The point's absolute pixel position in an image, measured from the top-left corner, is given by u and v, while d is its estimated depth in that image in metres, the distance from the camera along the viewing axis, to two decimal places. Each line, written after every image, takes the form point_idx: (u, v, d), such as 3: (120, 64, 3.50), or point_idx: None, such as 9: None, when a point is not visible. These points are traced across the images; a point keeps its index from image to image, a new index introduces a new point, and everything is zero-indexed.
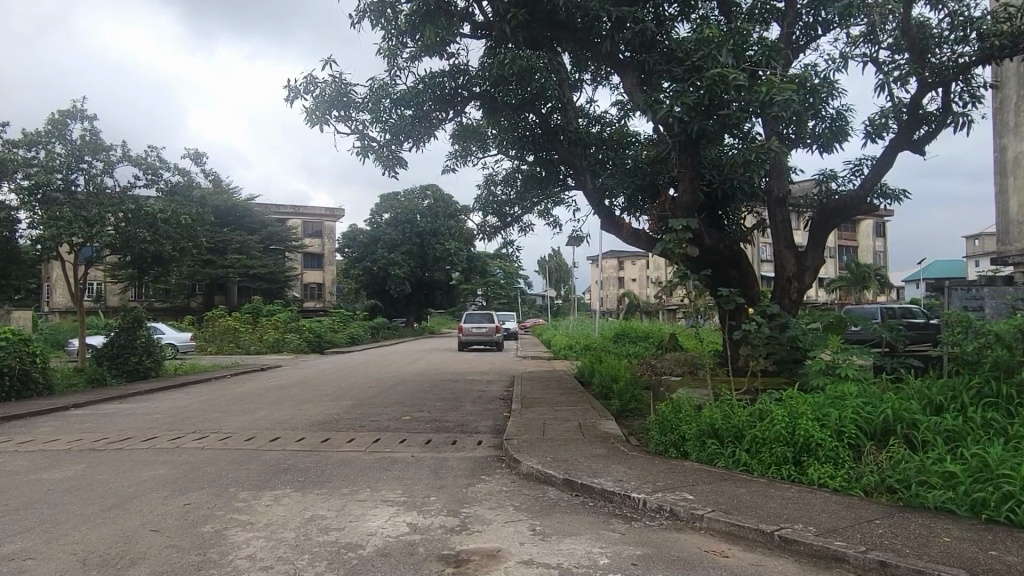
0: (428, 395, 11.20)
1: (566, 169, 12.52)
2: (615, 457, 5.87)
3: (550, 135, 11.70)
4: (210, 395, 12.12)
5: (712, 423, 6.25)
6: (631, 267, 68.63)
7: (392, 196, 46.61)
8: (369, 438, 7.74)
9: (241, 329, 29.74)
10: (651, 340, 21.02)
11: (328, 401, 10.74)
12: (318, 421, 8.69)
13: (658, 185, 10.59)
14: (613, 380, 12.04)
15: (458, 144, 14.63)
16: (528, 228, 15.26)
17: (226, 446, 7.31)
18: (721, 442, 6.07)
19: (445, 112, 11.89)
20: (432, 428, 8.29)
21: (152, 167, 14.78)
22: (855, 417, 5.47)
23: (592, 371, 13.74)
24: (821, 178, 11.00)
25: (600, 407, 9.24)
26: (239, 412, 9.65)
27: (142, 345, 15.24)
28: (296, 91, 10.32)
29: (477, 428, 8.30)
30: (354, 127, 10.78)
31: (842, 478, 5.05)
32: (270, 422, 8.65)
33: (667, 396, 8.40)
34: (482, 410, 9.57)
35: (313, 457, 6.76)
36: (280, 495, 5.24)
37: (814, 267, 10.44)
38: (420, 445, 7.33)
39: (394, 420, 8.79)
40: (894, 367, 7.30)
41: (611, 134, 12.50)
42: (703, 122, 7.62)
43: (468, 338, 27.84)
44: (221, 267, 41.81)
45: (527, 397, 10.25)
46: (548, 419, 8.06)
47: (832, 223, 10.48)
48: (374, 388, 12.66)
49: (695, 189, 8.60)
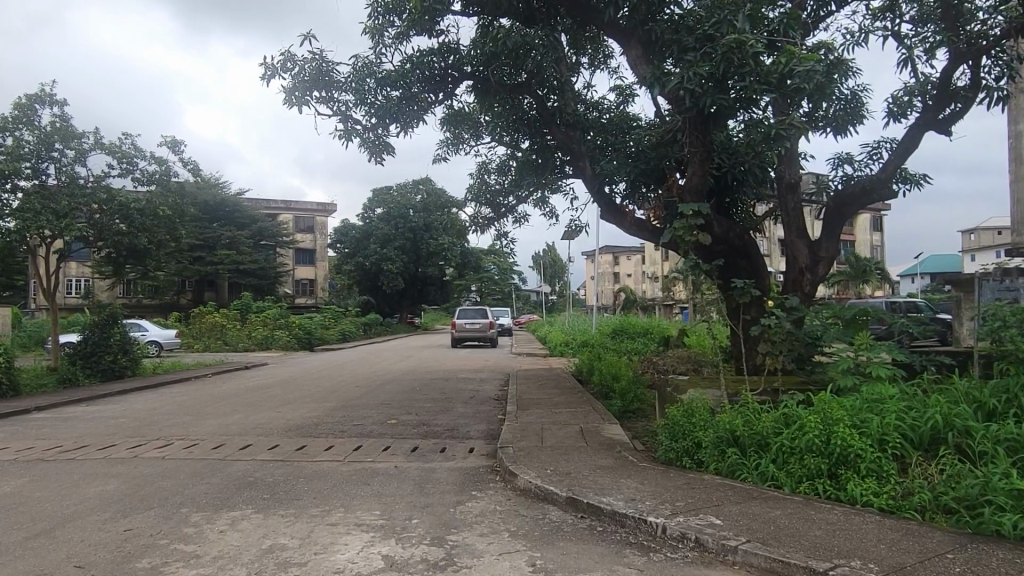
0: (417, 396, 10.49)
1: (563, 155, 11.84)
2: (625, 470, 5.19)
3: (547, 119, 11.01)
4: (186, 396, 11.39)
5: (732, 430, 5.57)
6: (627, 263, 68.00)
7: (384, 190, 45.80)
8: (350, 445, 7.04)
9: (229, 326, 28.97)
10: (650, 336, 20.33)
11: (310, 403, 10.02)
12: (294, 426, 7.97)
13: (664, 171, 9.87)
14: (614, 379, 11.34)
15: (448, 130, 13.93)
16: (524, 218, 14.57)
17: (190, 456, 6.59)
18: (744, 451, 5.40)
19: (434, 94, 11.18)
20: (420, 433, 7.60)
21: (126, 156, 14.05)
22: (899, 425, 4.80)
23: (591, 369, 13.04)
24: (835, 162, 10.18)
25: (602, 409, 8.56)
26: (211, 416, 8.92)
27: (117, 343, 14.49)
28: (273, 69, 9.61)
29: (468, 434, 7.59)
30: (336, 109, 10.10)
31: (889, 495, 4.39)
32: (243, 427, 7.92)
33: (675, 397, 7.72)
34: (475, 413, 8.87)
35: (285, 469, 6.05)
36: (238, 517, 4.52)
37: (829, 257, 9.77)
38: (405, 454, 6.64)
39: (379, 425, 8.07)
40: (926, 366, 6.63)
41: (611, 118, 11.82)
42: (715, 98, 6.93)
43: (463, 334, 27.12)
44: (210, 263, 40.94)
45: (522, 399, 9.55)
46: (547, 424, 7.37)
47: (848, 210, 9.78)
48: (361, 388, 11.93)
49: (705, 172, 7.89)
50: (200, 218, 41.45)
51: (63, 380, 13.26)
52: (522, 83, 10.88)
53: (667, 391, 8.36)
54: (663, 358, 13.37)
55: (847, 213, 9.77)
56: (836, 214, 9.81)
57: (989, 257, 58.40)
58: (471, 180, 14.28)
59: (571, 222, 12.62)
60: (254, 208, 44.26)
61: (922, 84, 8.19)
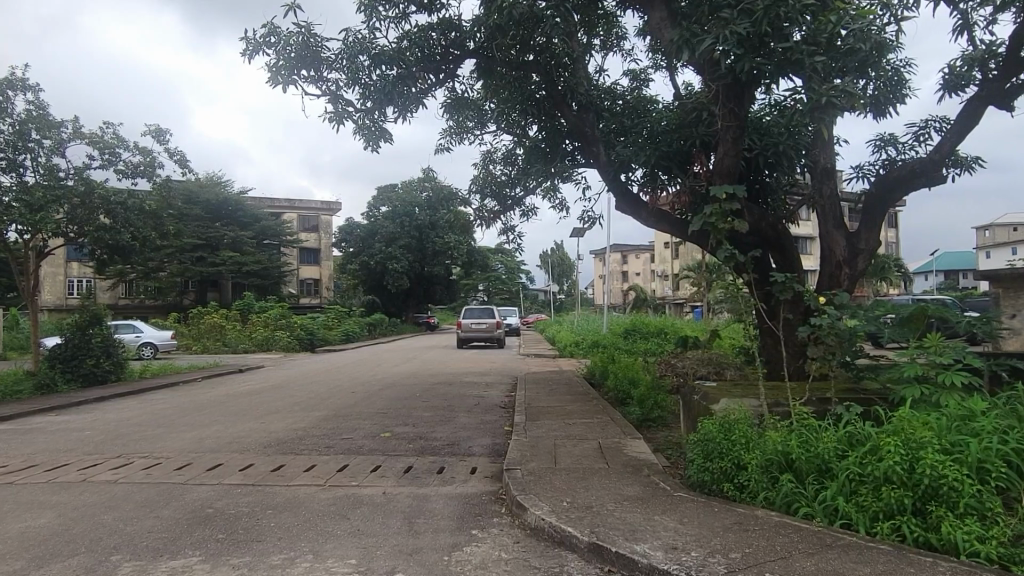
0: (416, 404, 9.58)
1: (574, 141, 10.94)
2: (658, 501, 4.29)
3: (557, 100, 10.11)
4: (169, 404, 10.53)
5: (785, 453, 4.64)
6: (636, 262, 67.00)
7: (389, 189, 44.89)
8: (334, 464, 6.13)
9: (228, 328, 28.15)
10: (666, 337, 19.38)
11: (298, 413, 9.11)
12: (275, 442, 7.05)
13: (687, 155, 8.92)
14: (632, 385, 10.39)
15: (452, 118, 13.06)
16: (532, 211, 13.64)
17: (147, 479, 5.68)
18: (799, 476, 4.50)
19: (435, 73, 10.26)
20: (416, 450, 6.68)
21: (108, 146, 13.24)
22: (1003, 451, 3.88)
23: (605, 373, 12.11)
24: (876, 145, 9.18)
25: (621, 419, 7.61)
26: (186, 429, 8.01)
27: (100, 346, 13.62)
28: (255, 45, 8.73)
29: (470, 450, 6.66)
30: (326, 88, 9.22)
31: (1000, 541, 3.47)
32: (217, 443, 7.02)
33: (705, 406, 6.82)
34: (478, 424, 7.94)
35: (254, 496, 5.14)
36: (178, 570, 3.61)
37: (870, 251, 8.82)
38: (397, 476, 5.72)
39: (371, 439, 7.15)
40: (1002, 374, 5.69)
41: (627, 100, 10.86)
42: (754, 60, 6.08)
43: (468, 335, 26.21)
44: (214, 263, 40.11)
45: (532, 407, 8.62)
46: (560, 439, 6.43)
47: (891, 198, 8.82)
48: (357, 394, 11.02)
49: (739, 152, 6.97)
50: (201, 218, 40.65)
51: (40, 387, 12.40)
52: (529, 60, 9.97)
53: (694, 398, 7.47)
54: (683, 360, 12.43)
55: (890, 202, 8.84)
56: (877, 203, 8.87)
57: (1006, 254, 57.22)
58: (476, 170, 13.39)
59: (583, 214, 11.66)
60: (257, 207, 43.47)
61: (984, 51, 7.25)
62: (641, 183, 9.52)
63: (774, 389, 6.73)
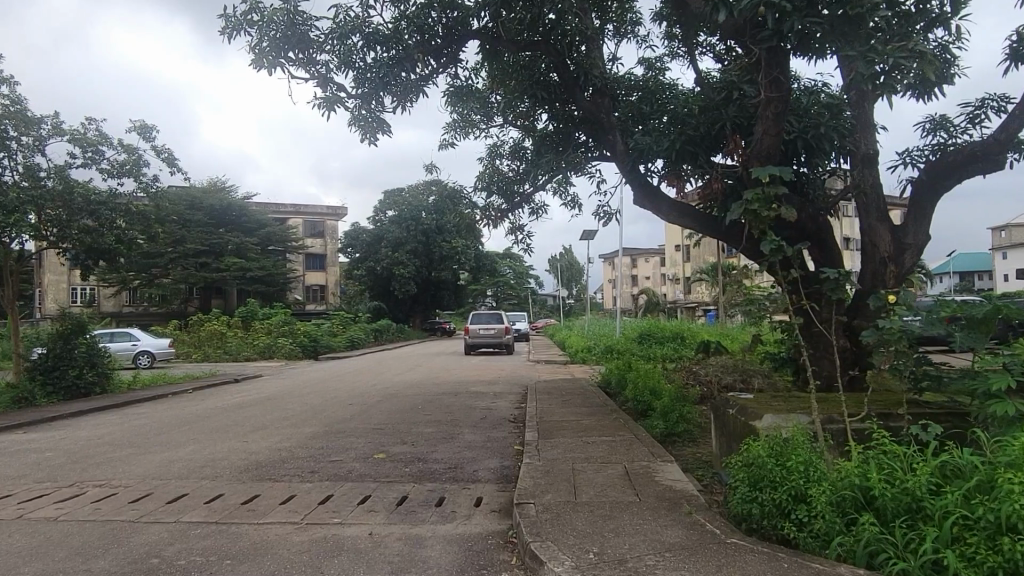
0: (417, 418, 8.72)
1: (586, 130, 10.11)
2: (710, 553, 3.44)
3: (569, 85, 9.28)
4: (149, 419, 9.69)
5: (865, 488, 3.75)
6: (644, 265, 66.03)
7: (396, 192, 44.05)
8: (317, 495, 5.25)
9: (228, 334, 27.39)
10: (682, 341, 18.46)
11: (287, 429, 8.25)
12: (253, 466, 6.18)
13: (716, 142, 8.02)
14: (653, 395, 9.47)
15: (455, 111, 12.26)
16: (541, 209, 12.77)
17: (95, 514, 4.83)
18: (883, 518, 3.62)
19: (436, 59, 9.49)
20: (413, 475, 5.81)
21: (91, 143, 12.47)
22: None
23: (622, 382, 11.23)
24: (924, 126, 8.29)
25: (645, 437, 6.71)
26: (158, 450, 7.14)
27: (83, 357, 12.77)
28: (236, 25, 7.91)
29: (475, 475, 5.78)
30: (315, 71, 8.44)
31: None
32: (188, 467, 6.16)
33: (744, 424, 5.94)
34: (485, 443, 7.06)
35: (213, 539, 4.26)
36: None
37: (917, 245, 8.01)
38: (388, 509, 4.83)
39: (362, 462, 6.27)
40: None
41: (644, 83, 9.93)
42: (803, 20, 5.24)
43: (475, 340, 25.34)
44: (217, 269, 39.28)
45: (544, 422, 7.72)
46: (579, 462, 5.57)
47: (943, 185, 7.92)
48: (354, 407, 10.17)
49: (781, 131, 6.07)
50: (204, 223, 39.92)
51: (17, 400, 11.57)
52: (538, 41, 9.15)
53: (727, 413, 6.60)
54: (706, 369, 11.52)
55: (941, 191, 7.98)
56: (928, 191, 8.00)
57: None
58: (482, 165, 12.54)
59: (598, 211, 10.78)
60: (262, 212, 42.70)
61: None
62: (662, 175, 8.67)
63: (824, 403, 5.86)
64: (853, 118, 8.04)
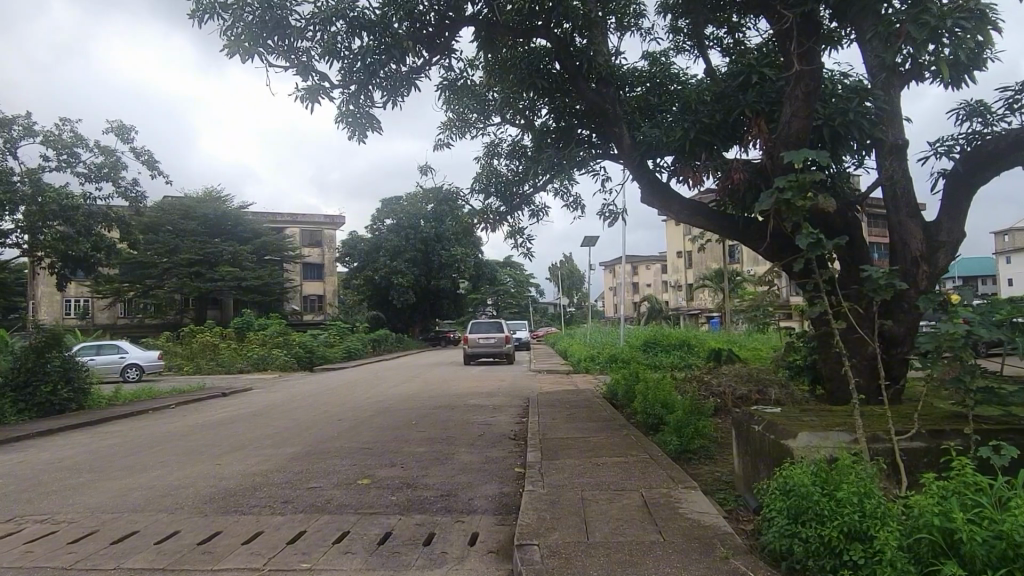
0: (410, 437, 8.00)
1: (588, 123, 9.44)
2: None
3: (571, 73, 8.55)
4: (122, 439, 8.97)
5: (944, 531, 3.06)
6: (646, 272, 65.28)
7: (393, 200, 43.35)
8: (287, 532, 4.55)
9: (222, 346, 26.68)
10: (691, 349, 17.76)
11: (265, 449, 7.53)
12: (219, 496, 5.47)
13: (731, 134, 7.37)
14: (665, 407, 8.75)
15: (451, 109, 11.60)
16: (542, 210, 12.09)
17: (23, 560, 4.12)
18: (970, 566, 2.92)
19: (428, 52, 8.87)
20: (400, 506, 5.09)
21: (65, 145, 11.83)
22: None
23: (631, 393, 10.51)
24: (957, 115, 7.62)
25: (659, 458, 6.01)
26: (119, 476, 6.43)
27: (57, 371, 12.08)
28: (210, 10, 7.25)
29: (471, 504, 5.06)
30: (296, 60, 7.76)
31: None
32: (145, 498, 5.45)
33: (776, 444, 5.23)
34: (483, 466, 6.34)
35: None
36: None
37: (952, 242, 7.30)
38: (368, 551, 4.12)
39: (344, 490, 5.57)
40: None
41: (651, 69, 9.22)
42: None
43: (476, 350, 24.65)
44: (212, 279, 38.60)
45: (547, 440, 7.02)
46: (589, 490, 4.86)
47: (980, 177, 7.25)
48: (344, 424, 9.46)
49: (811, 115, 5.45)
50: (199, 233, 39.16)
51: None
52: (538, 25, 8.46)
53: (753, 430, 5.90)
54: (719, 381, 10.73)
55: (978, 184, 7.33)
56: (963, 184, 7.32)
57: None
58: (479, 165, 11.91)
59: (603, 211, 10.10)
60: (258, 221, 42.07)
61: None
62: (673, 171, 8.04)
63: (866, 418, 5.17)
64: (875, 108, 7.47)
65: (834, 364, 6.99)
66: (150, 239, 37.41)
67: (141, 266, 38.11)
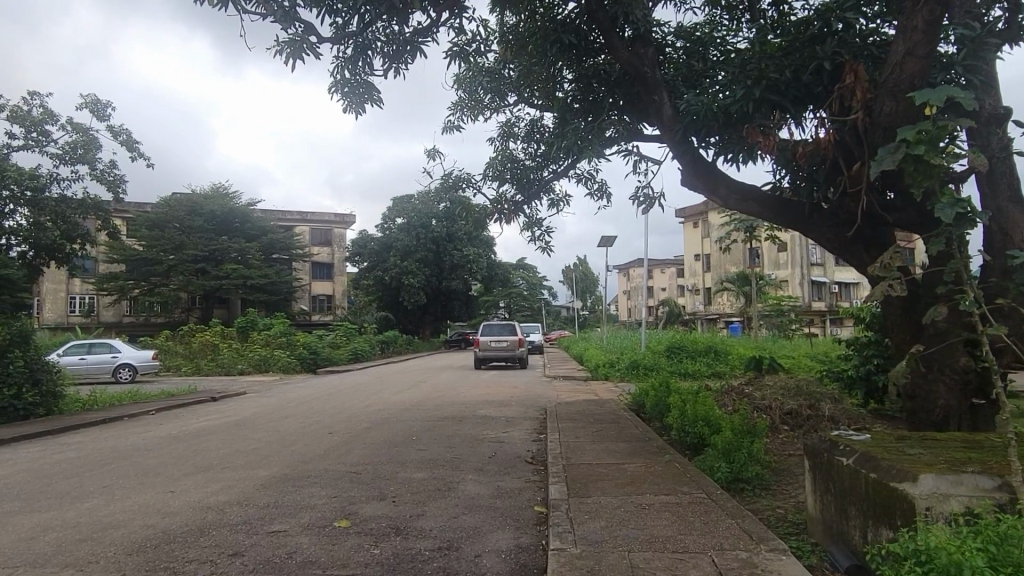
0: (409, 458, 6.75)
1: (620, 94, 8.19)
2: None
3: (604, 26, 7.18)
4: (75, 453, 7.74)
5: None
6: (661, 276, 63.83)
7: (404, 199, 42.07)
8: None
9: (222, 346, 25.53)
10: (721, 356, 16.43)
11: (233, 472, 6.27)
12: (150, 542, 4.22)
13: (802, 99, 6.10)
14: (706, 425, 7.41)
15: (462, 88, 10.34)
16: (563, 200, 10.83)
17: None
18: None
19: (438, 7, 7.62)
20: (383, 564, 3.81)
21: (32, 121, 10.65)
22: None
23: (663, 406, 9.19)
24: None
25: (715, 498, 4.67)
26: (42, 508, 5.20)
27: (23, 373, 10.89)
28: None
29: (478, 566, 3.77)
30: (277, 7, 6.51)
31: None
32: (58, 545, 4.21)
33: (882, 485, 3.90)
34: (496, 503, 5.04)
35: None
36: None
37: None
38: None
39: (315, 537, 4.29)
40: None
41: (689, 36, 7.92)
42: None
43: (487, 354, 23.37)
44: (218, 276, 37.48)
45: (572, 470, 5.71)
46: (641, 552, 3.57)
47: None
48: (334, 438, 8.21)
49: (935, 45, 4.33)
50: (204, 229, 38.08)
51: None
52: None
53: (838, 461, 4.56)
54: (763, 394, 9.31)
55: None
56: None
57: None
58: (493, 148, 10.66)
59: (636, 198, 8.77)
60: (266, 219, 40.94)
61: None
62: (726, 149, 6.74)
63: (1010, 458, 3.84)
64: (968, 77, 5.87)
65: (923, 378, 5.63)
66: (154, 236, 36.30)
67: (145, 263, 37.03)
